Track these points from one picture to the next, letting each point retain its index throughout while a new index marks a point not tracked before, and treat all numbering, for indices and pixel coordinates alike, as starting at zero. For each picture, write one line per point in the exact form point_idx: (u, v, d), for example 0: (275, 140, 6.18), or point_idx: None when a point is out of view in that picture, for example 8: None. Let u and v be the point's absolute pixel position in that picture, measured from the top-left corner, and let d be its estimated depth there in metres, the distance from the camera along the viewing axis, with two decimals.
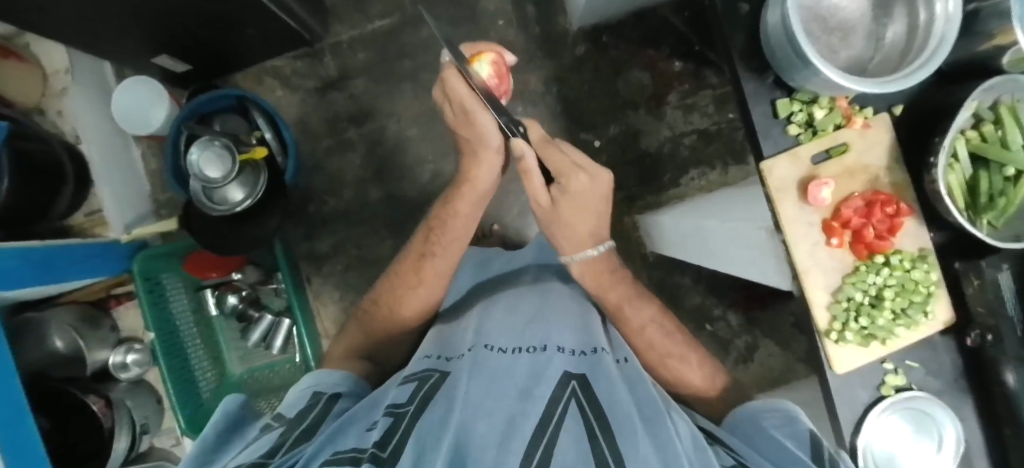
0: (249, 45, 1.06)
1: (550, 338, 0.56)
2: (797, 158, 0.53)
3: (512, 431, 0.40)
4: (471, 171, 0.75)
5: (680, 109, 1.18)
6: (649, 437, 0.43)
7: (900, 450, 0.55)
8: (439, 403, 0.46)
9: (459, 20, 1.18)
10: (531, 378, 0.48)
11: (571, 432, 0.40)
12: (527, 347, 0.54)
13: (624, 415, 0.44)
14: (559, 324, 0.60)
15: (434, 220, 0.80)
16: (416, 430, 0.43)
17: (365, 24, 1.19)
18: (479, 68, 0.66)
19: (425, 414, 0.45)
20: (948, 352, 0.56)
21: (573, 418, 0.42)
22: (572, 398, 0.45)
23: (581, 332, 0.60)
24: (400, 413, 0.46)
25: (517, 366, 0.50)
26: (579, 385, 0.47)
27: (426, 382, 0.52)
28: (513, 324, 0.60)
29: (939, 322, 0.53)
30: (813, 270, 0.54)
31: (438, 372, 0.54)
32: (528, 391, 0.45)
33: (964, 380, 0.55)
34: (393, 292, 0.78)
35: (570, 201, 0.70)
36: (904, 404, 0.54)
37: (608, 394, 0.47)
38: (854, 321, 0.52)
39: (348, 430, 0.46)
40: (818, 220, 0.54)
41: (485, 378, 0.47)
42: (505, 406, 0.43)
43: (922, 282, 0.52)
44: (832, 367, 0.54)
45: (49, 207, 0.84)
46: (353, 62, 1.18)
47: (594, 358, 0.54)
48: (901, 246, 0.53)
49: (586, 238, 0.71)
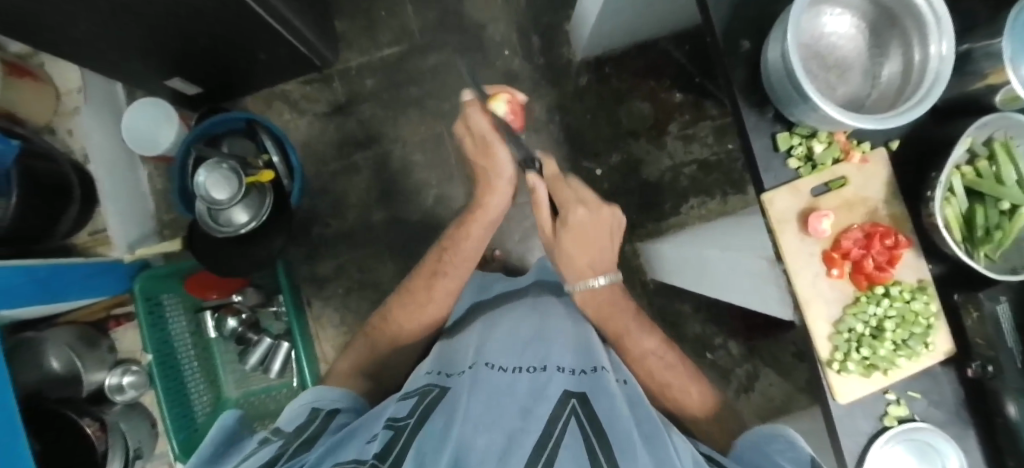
0: (261, 69, 1.09)
1: (551, 357, 0.55)
2: (796, 190, 0.54)
3: (513, 451, 0.39)
4: (484, 199, 0.83)
5: (680, 138, 1.21)
6: (649, 458, 0.42)
7: None
8: (439, 419, 0.45)
9: (466, 50, 1.22)
10: (531, 396, 0.47)
11: (570, 451, 0.40)
12: (528, 365, 0.53)
13: (623, 434, 0.43)
14: (560, 343, 0.59)
15: (447, 242, 0.83)
16: (414, 444, 0.42)
17: (374, 52, 1.22)
18: (497, 107, 0.76)
19: (424, 429, 0.44)
20: (950, 384, 0.56)
21: (573, 436, 0.41)
22: (572, 417, 0.44)
23: (581, 351, 0.58)
24: (399, 426, 0.45)
25: (518, 383, 0.49)
26: (579, 404, 0.46)
27: (426, 396, 0.51)
28: (515, 341, 0.59)
29: (941, 353, 0.54)
30: (814, 300, 0.54)
31: (438, 387, 0.53)
32: (529, 409, 0.44)
33: (966, 412, 0.55)
34: (402, 308, 0.77)
35: (574, 231, 0.79)
36: (910, 435, 0.53)
37: (608, 413, 0.46)
38: (856, 351, 0.53)
39: (347, 443, 0.45)
40: (818, 251, 0.55)
41: (486, 394, 0.46)
42: (505, 423, 0.42)
43: (921, 313, 0.53)
44: (834, 397, 0.55)
45: (54, 225, 0.84)
46: (361, 87, 1.21)
47: (596, 376, 0.53)
48: (900, 278, 0.54)
49: (586, 268, 0.76)
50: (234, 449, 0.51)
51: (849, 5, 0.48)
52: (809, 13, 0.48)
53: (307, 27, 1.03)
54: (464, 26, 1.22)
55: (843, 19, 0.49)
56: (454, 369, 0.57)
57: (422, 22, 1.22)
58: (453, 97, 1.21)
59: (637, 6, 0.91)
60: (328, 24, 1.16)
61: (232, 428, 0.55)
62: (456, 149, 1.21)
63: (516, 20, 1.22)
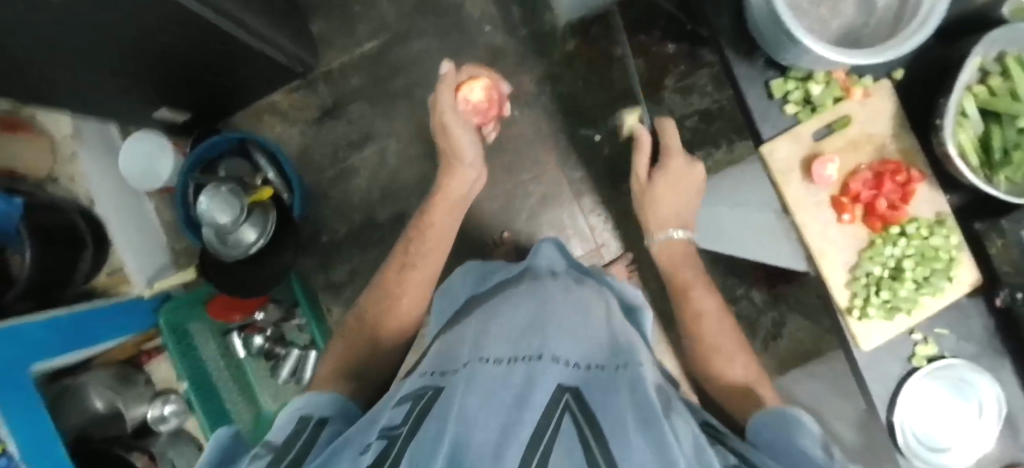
0: (247, 85, 1.08)
1: (546, 346, 0.52)
2: (798, 137, 0.52)
3: (505, 448, 0.36)
4: (443, 182, 0.85)
5: (679, 91, 1.17)
6: (650, 443, 0.38)
7: (939, 417, 0.54)
8: (433, 418, 0.42)
9: (445, 33, 1.18)
10: (525, 387, 0.45)
11: (563, 444, 0.37)
12: (523, 357, 0.51)
13: (616, 420, 0.40)
14: (558, 332, 0.56)
15: (413, 232, 0.84)
16: (410, 447, 0.39)
17: (354, 49, 1.19)
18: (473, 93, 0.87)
19: (420, 432, 0.41)
20: (979, 316, 0.54)
21: (569, 431, 0.38)
22: (566, 411, 0.41)
23: (581, 341, 0.56)
24: (394, 432, 0.43)
25: (511, 377, 0.46)
26: (575, 394, 0.44)
27: (419, 399, 0.48)
28: (516, 333, 0.57)
29: (965, 285, 0.52)
30: (826, 249, 0.53)
31: (434, 388, 0.50)
32: (524, 402, 0.42)
33: (1001, 343, 0.53)
34: (381, 299, 0.77)
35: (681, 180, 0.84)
36: (938, 373, 0.52)
37: (605, 404, 0.42)
38: (876, 296, 0.51)
39: (344, 448, 0.43)
40: (826, 197, 0.53)
41: (482, 389, 0.45)
42: (498, 421, 0.40)
43: (943, 248, 0.50)
44: (857, 345, 0.54)
45: (72, 272, 0.86)
46: (346, 88, 1.20)
47: (593, 362, 0.50)
48: (916, 214, 0.52)
49: (675, 219, 0.84)
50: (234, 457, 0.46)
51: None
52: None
53: (281, 32, 1.01)
54: (441, 8, 1.18)
55: None
56: (450, 367, 0.55)
57: (397, 11, 1.19)
58: (439, 84, 1.18)
59: None
60: (303, 28, 1.14)
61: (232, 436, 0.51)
62: None
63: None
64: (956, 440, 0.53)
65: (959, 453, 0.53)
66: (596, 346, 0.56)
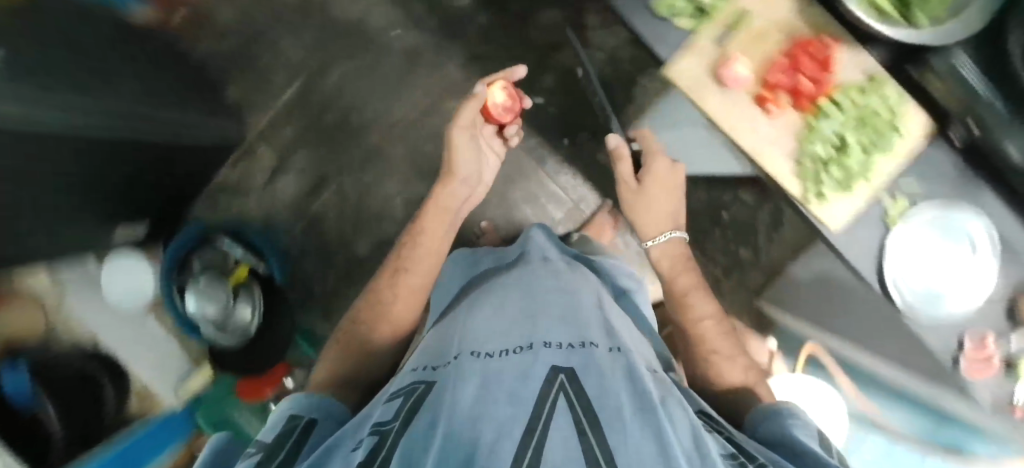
0: (195, 175, 1.05)
1: (539, 335, 0.52)
2: (699, 49, 0.50)
3: (501, 434, 0.36)
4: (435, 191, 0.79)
5: (603, 24, 1.11)
6: (642, 431, 0.38)
7: (935, 265, 0.53)
8: (426, 415, 0.43)
9: (356, 51, 1.10)
10: (518, 376, 0.45)
11: (560, 429, 0.37)
12: (515, 348, 0.50)
13: (613, 408, 0.40)
14: (548, 320, 0.56)
15: (407, 237, 0.78)
16: (405, 443, 0.39)
17: (274, 100, 1.11)
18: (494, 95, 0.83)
19: (413, 427, 0.41)
20: (946, 155, 0.52)
21: (562, 416, 0.38)
22: (561, 393, 0.42)
23: (569, 325, 0.56)
24: (384, 429, 0.43)
25: (505, 368, 0.46)
26: (568, 378, 0.44)
27: (411, 395, 0.49)
28: (512, 322, 0.56)
29: (918, 134, 0.50)
30: (765, 147, 0.51)
31: (425, 381, 0.51)
32: (518, 393, 0.42)
33: (973, 173, 0.51)
34: (371, 307, 0.72)
35: (665, 175, 0.71)
36: (920, 220, 0.52)
37: (596, 391, 0.42)
38: (826, 176, 0.50)
39: (342, 448, 0.43)
40: (750, 96, 0.50)
41: (478, 382, 0.44)
42: (494, 411, 0.39)
43: (880, 109, 0.49)
44: (828, 228, 0.52)
45: (99, 412, 0.89)
46: (280, 140, 1.12)
47: (583, 349, 0.50)
48: (846, 82, 0.50)
49: (664, 218, 0.71)
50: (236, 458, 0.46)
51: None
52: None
53: (200, 103, 0.98)
54: (339, 26, 1.10)
55: None
56: (442, 360, 0.55)
57: (301, 46, 1.10)
58: (369, 103, 1.10)
59: None
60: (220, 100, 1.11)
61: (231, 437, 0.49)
62: (395, 152, 1.11)
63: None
64: (951, 285, 0.51)
65: (956, 297, 0.51)
66: (587, 329, 0.56)
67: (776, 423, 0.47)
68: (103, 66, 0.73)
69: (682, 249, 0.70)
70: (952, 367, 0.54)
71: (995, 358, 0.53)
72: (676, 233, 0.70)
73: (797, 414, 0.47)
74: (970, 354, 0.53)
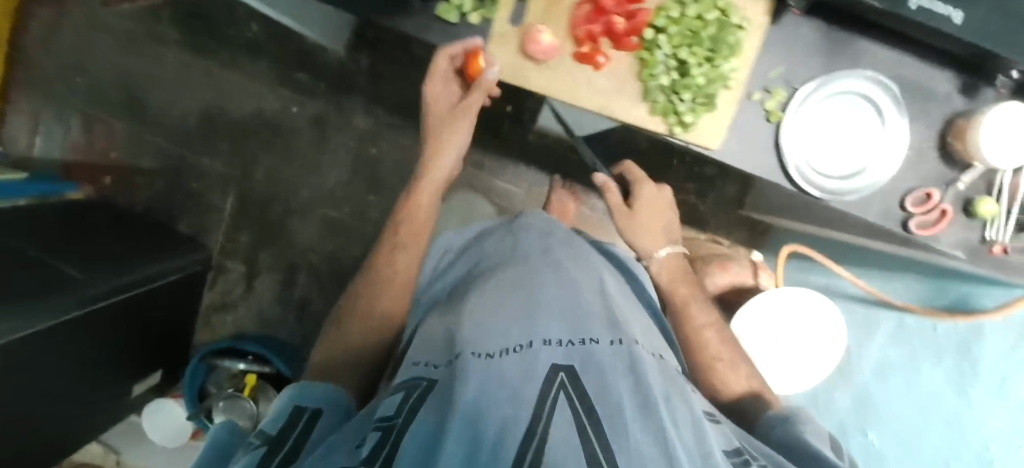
0: (178, 304, 0.95)
1: (532, 324, 0.38)
2: (501, 37, 0.48)
3: (506, 433, 0.26)
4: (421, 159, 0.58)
5: None
6: (647, 428, 0.29)
7: (837, 137, 0.49)
8: (434, 405, 0.31)
9: (270, 143, 1.06)
10: (519, 367, 0.33)
11: (560, 431, 0.27)
12: (513, 344, 0.36)
13: (615, 410, 0.30)
14: (556, 302, 0.43)
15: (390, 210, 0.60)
16: (411, 432, 0.28)
17: (221, 219, 1.09)
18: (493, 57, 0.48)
19: (418, 421, 0.29)
20: (802, 25, 0.47)
21: (562, 420, 0.28)
22: (561, 392, 0.31)
23: (575, 315, 0.42)
24: (388, 424, 0.30)
25: (503, 364, 0.33)
26: (570, 376, 0.33)
27: (414, 389, 0.34)
28: (509, 298, 0.43)
29: (761, 18, 0.46)
30: (610, 100, 0.48)
31: (425, 376, 0.36)
32: (520, 389, 0.30)
33: (840, 28, 0.47)
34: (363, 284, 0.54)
35: (650, 197, 0.63)
36: (814, 98, 0.47)
37: (600, 392, 0.32)
38: (682, 102, 0.46)
39: (335, 448, 0.30)
40: (572, 58, 0.48)
41: (483, 374, 0.32)
42: (494, 412, 0.28)
43: (704, 12, 0.45)
44: (708, 148, 0.49)
45: None
46: (239, 249, 1.09)
47: (588, 344, 0.37)
48: (659, 1, 0.46)
49: (660, 236, 0.61)
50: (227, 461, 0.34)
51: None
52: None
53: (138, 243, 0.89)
54: (240, 127, 1.07)
55: None
56: (438, 353, 0.39)
57: (223, 164, 1.07)
58: (301, 186, 1.08)
59: None
60: None
61: (229, 434, 0.37)
62: (347, 220, 1.08)
63: (273, 74, 1.04)
64: (869, 156, 0.48)
65: (876, 166, 0.48)
66: (587, 306, 0.43)
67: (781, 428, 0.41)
68: (55, 275, 0.68)
69: (684, 265, 0.61)
70: (903, 230, 0.50)
71: (943, 207, 0.49)
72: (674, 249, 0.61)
73: (807, 423, 0.40)
74: (920, 212, 0.49)
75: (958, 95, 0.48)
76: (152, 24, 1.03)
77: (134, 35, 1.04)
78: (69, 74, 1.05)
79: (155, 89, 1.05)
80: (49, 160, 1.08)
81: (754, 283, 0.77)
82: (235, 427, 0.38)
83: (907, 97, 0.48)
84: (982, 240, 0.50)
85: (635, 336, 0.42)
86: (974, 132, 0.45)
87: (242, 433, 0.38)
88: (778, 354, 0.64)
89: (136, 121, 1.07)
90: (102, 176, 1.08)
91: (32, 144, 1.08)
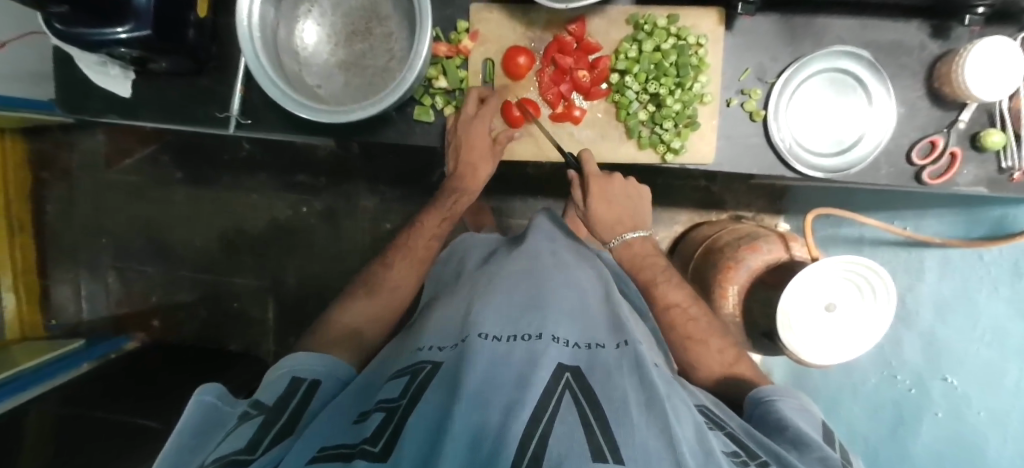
0: None
1: (542, 318, 0.39)
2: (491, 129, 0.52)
3: (508, 423, 0.28)
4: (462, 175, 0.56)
5: None
6: (652, 425, 0.29)
7: (821, 117, 0.50)
8: (436, 391, 0.32)
9: (291, 247, 1.08)
10: (527, 359, 0.34)
11: (565, 424, 0.28)
12: (521, 333, 0.37)
13: (621, 402, 0.30)
14: (563, 300, 0.43)
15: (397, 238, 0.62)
16: (409, 423, 0.29)
17: (267, 328, 1.08)
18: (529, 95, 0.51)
19: (419, 406, 0.31)
20: (756, 23, 0.48)
21: (566, 417, 0.29)
22: (567, 387, 0.32)
23: (580, 311, 0.42)
24: (391, 407, 0.33)
25: (509, 354, 0.35)
26: (576, 375, 0.33)
27: (418, 372, 0.36)
28: (512, 288, 0.44)
29: (715, 31, 0.48)
30: (598, 146, 0.51)
31: (431, 359, 0.38)
32: (526, 379, 0.32)
33: (794, 13, 0.48)
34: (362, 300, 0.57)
35: (603, 192, 0.56)
36: (791, 87, 0.48)
37: (606, 386, 0.32)
38: (662, 128, 0.49)
39: (333, 421, 0.34)
40: (550, 119, 0.51)
41: (489, 362, 0.33)
42: (495, 399, 0.30)
43: (662, 42, 0.47)
44: (704, 164, 0.50)
45: None
46: (289, 350, 1.07)
47: (593, 345, 0.38)
48: (614, 44, 0.49)
49: (624, 223, 0.59)
50: (221, 430, 0.36)
51: (267, 13, 0.46)
52: (256, 76, 0.45)
53: (191, 371, 0.84)
54: (254, 241, 1.09)
55: (330, 38, 0.50)
56: (446, 338, 0.41)
57: (255, 277, 1.09)
58: (330, 276, 1.07)
59: (253, 90, 0.53)
60: None
61: (216, 406, 0.38)
62: None
63: (275, 183, 1.07)
64: (863, 122, 0.49)
65: (873, 130, 0.48)
66: (591, 305, 0.44)
67: (766, 417, 0.40)
68: (145, 433, 0.69)
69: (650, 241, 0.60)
70: (917, 182, 0.50)
71: (952, 150, 0.48)
72: (637, 233, 0.59)
73: (782, 405, 0.40)
74: (929, 163, 0.49)
75: (931, 41, 0.48)
76: (156, 171, 1.09)
77: (143, 185, 1.10)
78: (96, 236, 1.12)
79: (173, 228, 1.11)
80: (99, 319, 1.12)
81: (789, 258, 0.70)
82: (222, 391, 0.39)
83: (878, 55, 0.48)
84: (1001, 171, 0.49)
85: (640, 336, 0.42)
86: (958, 75, 0.44)
87: (227, 396, 0.39)
88: (824, 321, 0.61)
89: (166, 262, 1.11)
90: (150, 320, 1.11)
91: (80, 309, 1.12)
